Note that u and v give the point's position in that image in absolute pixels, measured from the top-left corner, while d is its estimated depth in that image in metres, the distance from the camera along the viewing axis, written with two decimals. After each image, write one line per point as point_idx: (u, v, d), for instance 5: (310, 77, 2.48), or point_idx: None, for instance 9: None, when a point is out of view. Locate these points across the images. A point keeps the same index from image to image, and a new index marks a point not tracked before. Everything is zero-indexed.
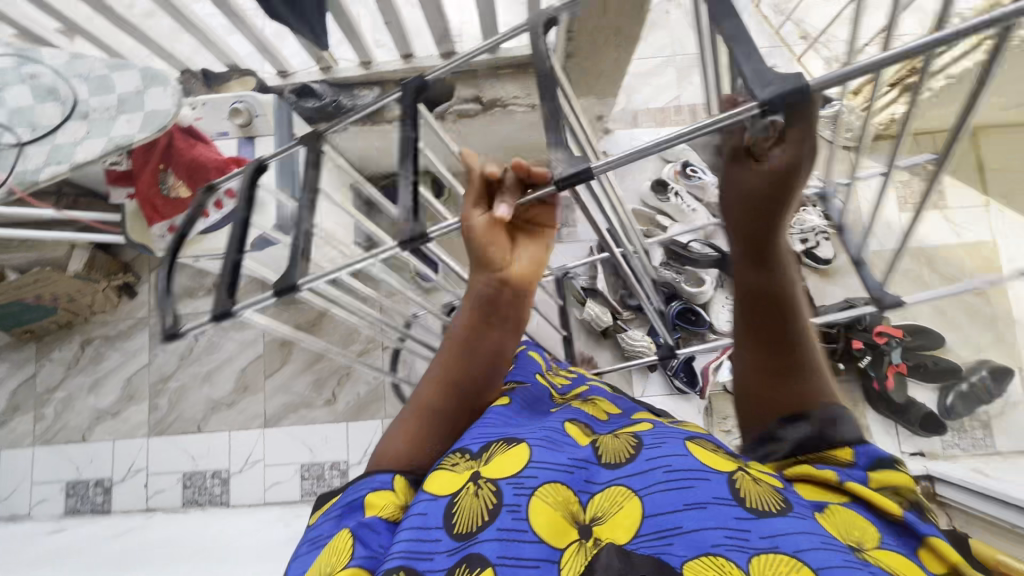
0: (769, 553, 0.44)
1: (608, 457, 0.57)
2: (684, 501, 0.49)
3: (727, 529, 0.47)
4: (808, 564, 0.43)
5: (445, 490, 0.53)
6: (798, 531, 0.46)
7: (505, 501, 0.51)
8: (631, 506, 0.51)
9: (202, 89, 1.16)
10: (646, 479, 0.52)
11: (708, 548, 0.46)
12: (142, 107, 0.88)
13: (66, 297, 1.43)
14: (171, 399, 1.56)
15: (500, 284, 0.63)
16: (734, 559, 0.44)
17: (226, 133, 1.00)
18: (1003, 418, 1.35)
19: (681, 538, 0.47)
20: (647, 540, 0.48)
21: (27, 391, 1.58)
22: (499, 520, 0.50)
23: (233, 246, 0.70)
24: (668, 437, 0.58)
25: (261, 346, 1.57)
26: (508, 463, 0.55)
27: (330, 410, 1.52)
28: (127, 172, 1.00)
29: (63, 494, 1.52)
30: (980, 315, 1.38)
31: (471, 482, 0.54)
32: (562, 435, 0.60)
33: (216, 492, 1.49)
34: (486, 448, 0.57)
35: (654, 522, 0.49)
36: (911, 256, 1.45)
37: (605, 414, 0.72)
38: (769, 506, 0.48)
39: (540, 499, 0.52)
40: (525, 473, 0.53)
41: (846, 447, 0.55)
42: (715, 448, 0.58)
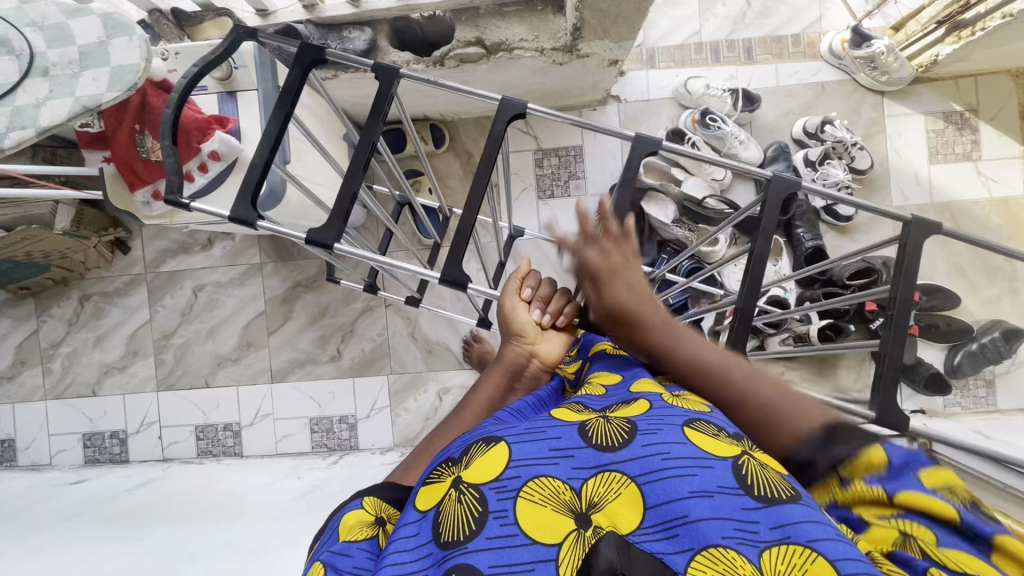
0: (780, 545, 0.39)
1: (599, 440, 0.47)
2: (688, 488, 0.42)
3: (734, 521, 0.40)
4: (823, 555, 0.37)
5: (433, 502, 0.46)
6: (809, 519, 0.40)
7: (490, 506, 0.43)
8: (630, 494, 0.43)
9: (175, 32, 1.04)
10: (644, 466, 0.44)
11: (715, 540, 0.39)
12: (106, 62, 0.79)
13: (58, 254, 1.38)
14: (176, 353, 1.56)
15: (530, 356, 0.65)
16: (745, 553, 0.38)
17: (205, 87, 0.91)
18: (1007, 376, 1.38)
19: (687, 529, 0.40)
20: (652, 533, 0.41)
21: (32, 346, 1.57)
22: (486, 528, 0.42)
23: (267, 145, 0.60)
24: (665, 421, 0.48)
25: (262, 303, 1.53)
26: (492, 462, 0.46)
27: (335, 365, 1.52)
28: (100, 135, 0.91)
29: (81, 444, 1.56)
30: (998, 274, 1.39)
31: (453, 489, 0.46)
32: (543, 419, 0.50)
33: (228, 443, 1.54)
34: (466, 450, 0.49)
35: (657, 512, 0.42)
36: (935, 212, 1.40)
37: (603, 386, 0.58)
38: (778, 492, 0.42)
39: (526, 498, 0.44)
40: (507, 475, 0.45)
41: (876, 446, 0.48)
42: (717, 431, 0.47)
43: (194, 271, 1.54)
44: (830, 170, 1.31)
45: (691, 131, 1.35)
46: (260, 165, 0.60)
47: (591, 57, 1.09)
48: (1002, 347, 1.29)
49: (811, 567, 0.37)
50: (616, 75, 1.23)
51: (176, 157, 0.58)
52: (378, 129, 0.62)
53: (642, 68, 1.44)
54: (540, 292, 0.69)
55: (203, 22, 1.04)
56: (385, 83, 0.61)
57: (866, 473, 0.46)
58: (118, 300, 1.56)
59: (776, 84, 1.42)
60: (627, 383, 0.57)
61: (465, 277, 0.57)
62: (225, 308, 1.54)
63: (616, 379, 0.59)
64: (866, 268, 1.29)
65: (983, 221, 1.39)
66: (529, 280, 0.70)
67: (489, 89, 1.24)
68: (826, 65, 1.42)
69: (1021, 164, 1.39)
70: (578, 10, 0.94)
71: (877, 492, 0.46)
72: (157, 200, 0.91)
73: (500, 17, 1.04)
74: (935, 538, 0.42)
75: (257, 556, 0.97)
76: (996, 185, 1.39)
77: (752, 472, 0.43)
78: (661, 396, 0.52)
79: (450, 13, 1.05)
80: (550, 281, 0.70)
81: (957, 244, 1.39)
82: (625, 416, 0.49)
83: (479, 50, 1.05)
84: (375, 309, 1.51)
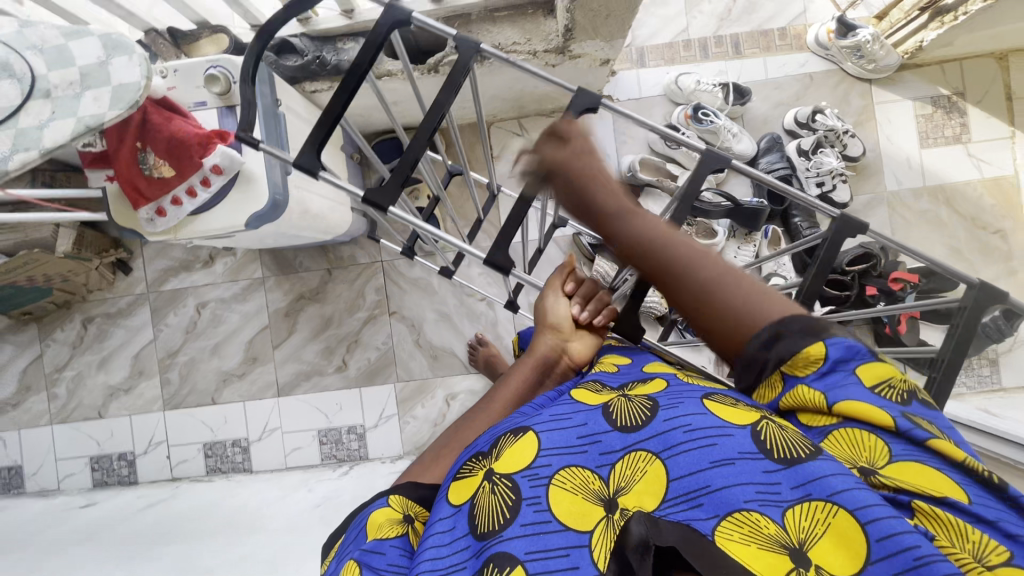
0: (803, 502, 0.38)
1: (623, 421, 0.47)
2: (709, 458, 0.42)
3: (756, 484, 0.40)
4: (844, 507, 0.37)
5: (465, 495, 0.47)
6: (832, 472, 0.38)
7: (523, 495, 0.44)
8: (655, 471, 0.43)
9: (172, 51, 1.05)
10: (668, 441, 0.44)
11: (739, 504, 0.39)
12: (109, 81, 0.80)
13: (60, 277, 1.39)
14: (182, 372, 1.55)
15: (562, 352, 0.66)
16: (768, 513, 0.38)
17: (205, 103, 0.92)
18: (1009, 354, 1.38)
19: (711, 498, 0.40)
20: (677, 504, 0.41)
21: (36, 372, 1.57)
22: (520, 515, 0.43)
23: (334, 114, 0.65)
24: (685, 396, 0.48)
25: (266, 317, 1.54)
26: (522, 451, 0.46)
27: (341, 376, 1.52)
28: (102, 154, 0.91)
29: (89, 468, 1.56)
30: (996, 254, 1.40)
31: (485, 481, 0.46)
32: (568, 406, 0.51)
33: (237, 460, 1.53)
34: (495, 443, 0.49)
35: (682, 484, 0.41)
36: (929, 195, 1.41)
37: (614, 366, 0.59)
38: (799, 451, 0.40)
39: (558, 486, 0.44)
40: (539, 462, 0.45)
41: (817, 342, 0.44)
42: (736, 401, 0.47)
43: (197, 288, 1.55)
44: (823, 158, 1.33)
45: (684, 126, 1.37)
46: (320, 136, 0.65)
47: (583, 57, 1.11)
48: (1004, 325, 1.26)
49: (833, 521, 0.37)
50: (607, 74, 1.24)
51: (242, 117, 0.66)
52: (450, 102, 0.65)
53: (632, 68, 1.46)
54: (583, 288, 0.68)
55: (199, 39, 1.05)
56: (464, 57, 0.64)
57: (807, 390, 0.44)
58: (121, 321, 1.55)
59: (764, 77, 1.44)
60: (638, 364, 0.59)
61: (508, 265, 0.60)
62: (229, 323, 1.54)
63: (626, 361, 0.61)
64: (864, 254, 1.30)
65: (977, 201, 1.41)
66: (574, 275, 0.69)
67: (484, 94, 1.25)
68: (813, 56, 1.44)
69: (1011, 145, 1.40)
70: (569, 11, 0.96)
71: (819, 401, 0.44)
72: (161, 217, 0.92)
73: (492, 22, 1.06)
74: (886, 451, 0.42)
75: (274, 570, 0.97)
76: (987, 166, 1.41)
77: (771, 434, 0.41)
78: (677, 376, 0.53)
79: (443, 21, 1.06)
80: (596, 279, 0.69)
81: (952, 226, 1.41)
82: (646, 394, 0.49)
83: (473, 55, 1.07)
84: (380, 318, 1.52)
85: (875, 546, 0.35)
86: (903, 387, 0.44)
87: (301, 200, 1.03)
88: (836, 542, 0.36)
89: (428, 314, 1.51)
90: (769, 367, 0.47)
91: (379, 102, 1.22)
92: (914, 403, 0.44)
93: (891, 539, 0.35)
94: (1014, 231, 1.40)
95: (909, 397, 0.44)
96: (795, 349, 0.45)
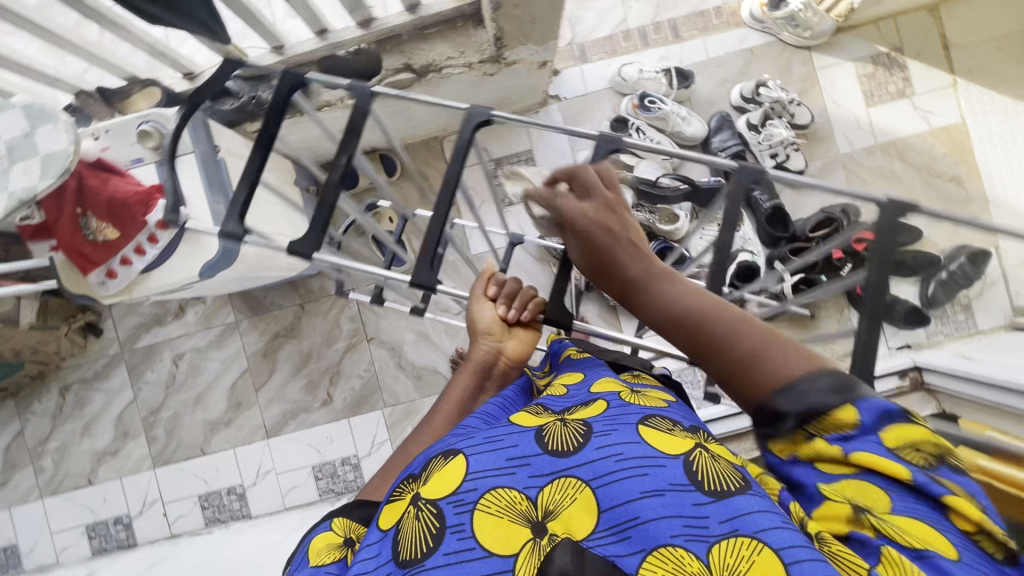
0: (729, 537, 0.39)
1: (555, 446, 0.47)
2: (639, 489, 0.42)
3: (684, 518, 0.40)
4: (769, 545, 0.38)
5: (392, 520, 0.46)
6: (759, 509, 0.40)
7: (447, 522, 0.43)
8: (585, 499, 0.43)
9: (106, 111, 1.04)
10: (598, 469, 0.44)
11: (665, 539, 0.40)
12: (35, 152, 0.78)
13: (30, 349, 1.36)
14: (167, 428, 1.53)
15: (497, 354, 0.66)
16: (694, 549, 0.39)
17: (141, 159, 0.91)
18: (982, 298, 1.39)
19: (638, 531, 0.41)
20: (606, 536, 0.42)
21: (20, 447, 1.54)
22: (443, 544, 0.42)
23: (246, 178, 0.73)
24: (620, 421, 0.48)
25: (245, 361, 1.52)
26: (450, 475, 0.46)
27: (328, 410, 1.51)
28: (43, 225, 0.90)
29: (86, 536, 1.53)
30: (956, 201, 1.42)
31: (412, 506, 0.45)
32: (502, 428, 0.50)
33: (235, 507, 1.51)
34: (426, 467, 0.49)
35: (612, 515, 0.42)
36: (882, 151, 1.43)
37: (565, 388, 0.59)
38: (729, 485, 0.42)
39: (483, 511, 0.43)
40: (464, 488, 0.45)
41: (848, 404, 0.43)
42: (671, 426, 0.49)
43: (171, 341, 1.53)
44: (773, 130, 1.34)
45: (633, 116, 1.38)
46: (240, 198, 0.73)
47: (520, 63, 1.11)
48: (970, 271, 1.32)
49: (758, 558, 0.37)
50: (549, 76, 1.25)
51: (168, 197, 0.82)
52: (352, 149, 0.70)
53: (575, 64, 1.47)
54: (506, 288, 0.69)
55: (131, 95, 1.04)
56: (359, 102, 0.70)
57: (826, 442, 0.44)
58: (99, 385, 1.54)
59: (706, 57, 1.46)
60: (587, 383, 0.58)
61: (432, 280, 0.65)
62: (209, 372, 1.53)
63: (577, 379, 0.61)
64: (827, 219, 1.32)
65: (929, 152, 1.42)
66: (494, 279, 0.71)
67: (429, 111, 1.25)
68: (751, 30, 1.45)
69: (955, 93, 1.42)
70: (495, 20, 0.96)
71: (837, 452, 0.43)
72: (113, 279, 0.91)
73: (424, 40, 1.05)
74: (889, 504, 0.42)
75: None
76: (935, 116, 1.42)
77: (701, 466, 0.44)
78: (620, 396, 0.53)
79: (374, 44, 1.05)
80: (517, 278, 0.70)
81: (908, 178, 1.43)
82: (582, 418, 0.49)
83: (409, 75, 1.08)
84: (359, 345, 1.51)
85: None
86: (932, 451, 0.44)
87: (253, 242, 1.02)
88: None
89: (407, 335, 1.51)
90: (791, 426, 0.44)
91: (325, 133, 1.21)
92: (941, 469, 0.43)
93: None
94: (969, 176, 1.42)
95: (935, 462, 0.44)
96: (823, 401, 0.43)
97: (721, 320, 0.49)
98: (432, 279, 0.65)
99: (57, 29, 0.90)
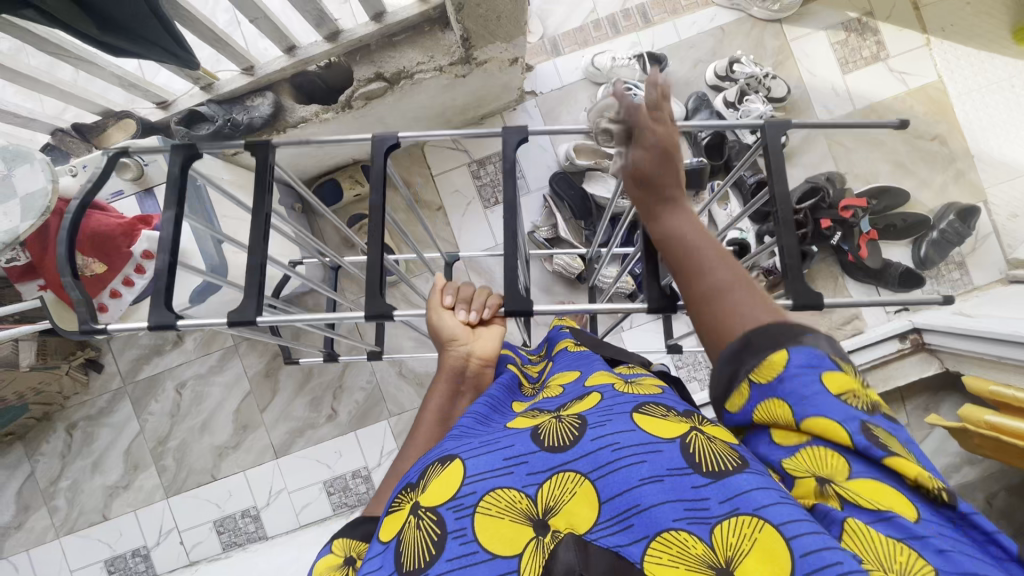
0: (731, 517, 0.38)
1: (550, 441, 0.46)
2: (638, 476, 0.42)
3: (684, 501, 0.40)
4: (770, 521, 0.37)
5: (393, 531, 0.45)
6: (757, 486, 0.39)
7: (449, 528, 0.42)
8: (585, 492, 0.43)
9: (83, 148, 1.05)
10: (596, 461, 0.43)
11: (668, 523, 0.39)
12: (13, 193, 0.79)
13: (32, 391, 1.37)
14: (176, 456, 1.54)
15: (468, 356, 0.66)
16: (696, 532, 0.38)
17: (121, 192, 0.93)
18: (975, 254, 1.39)
19: (640, 518, 0.40)
20: (609, 527, 0.41)
21: (32, 489, 1.55)
22: (446, 549, 0.41)
23: (165, 250, 0.66)
24: (615, 410, 0.48)
25: (247, 383, 1.53)
26: (447, 481, 0.45)
27: (334, 424, 1.52)
28: (28, 266, 0.91)
29: (105, 572, 1.53)
30: (940, 159, 1.42)
31: (412, 515, 0.45)
32: (498, 431, 0.50)
33: (251, 529, 1.51)
34: (423, 474, 0.48)
35: (613, 505, 0.41)
36: (862, 117, 1.43)
37: (561, 387, 0.58)
38: (725, 465, 0.42)
39: (484, 511, 0.43)
40: (463, 492, 0.44)
41: (781, 350, 0.44)
42: (666, 411, 0.48)
43: (172, 370, 1.54)
44: (751, 105, 1.33)
45: None
46: (165, 271, 0.65)
47: (491, 62, 1.11)
48: (961, 227, 1.32)
49: (760, 536, 0.37)
50: (521, 72, 1.25)
51: (80, 290, 0.62)
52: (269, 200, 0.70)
53: (548, 59, 1.47)
54: (462, 295, 0.71)
55: (106, 129, 1.05)
56: (261, 161, 0.71)
57: (774, 404, 0.44)
58: (105, 420, 1.54)
59: (677, 39, 1.46)
60: (583, 378, 0.58)
61: (388, 308, 0.65)
62: (212, 398, 1.53)
63: (573, 377, 0.60)
64: (812, 189, 1.31)
65: (909, 113, 1.42)
66: (448, 289, 0.72)
67: (405, 118, 1.26)
68: (720, 8, 1.45)
69: (929, 52, 1.42)
70: (459, 22, 0.96)
71: (788, 414, 0.43)
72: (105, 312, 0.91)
73: (393, 48, 1.06)
74: (846, 468, 0.41)
75: None
76: (911, 77, 1.42)
77: (697, 447, 0.43)
78: (614, 386, 0.53)
79: (344, 57, 1.06)
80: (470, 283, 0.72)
81: (890, 142, 1.43)
82: (577, 412, 0.49)
83: (381, 84, 1.06)
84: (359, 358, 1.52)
85: (799, 561, 0.35)
86: (866, 398, 0.44)
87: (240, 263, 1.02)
88: (763, 558, 0.36)
89: (405, 342, 1.51)
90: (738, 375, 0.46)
91: (304, 149, 1.22)
92: (878, 417, 0.43)
93: (816, 554, 0.34)
94: (951, 134, 1.41)
95: (873, 409, 0.43)
96: (758, 358, 0.45)
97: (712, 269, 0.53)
98: (384, 306, 0.65)
99: (28, 71, 0.90)
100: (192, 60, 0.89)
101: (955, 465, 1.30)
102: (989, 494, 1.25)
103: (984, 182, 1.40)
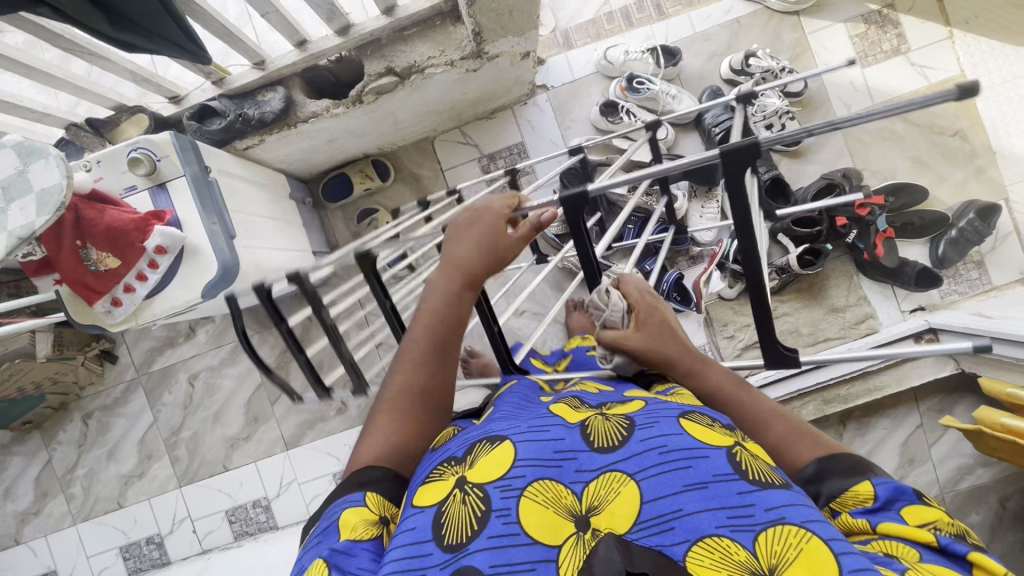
0: (776, 526, 0.38)
1: (600, 441, 0.45)
2: (683, 481, 0.41)
3: (729, 510, 0.39)
4: (816, 535, 0.37)
5: (433, 498, 0.44)
6: (800, 503, 0.40)
7: (493, 505, 0.42)
8: (631, 493, 0.41)
9: (97, 143, 1.05)
10: (643, 462, 0.43)
11: (710, 530, 0.38)
12: (30, 189, 0.80)
13: (49, 381, 1.39)
14: (189, 446, 1.56)
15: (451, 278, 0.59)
16: (740, 540, 0.38)
17: (134, 187, 0.92)
18: (995, 253, 1.36)
19: (682, 522, 0.39)
20: (648, 527, 0.40)
21: (50, 476, 1.58)
22: (488, 527, 0.41)
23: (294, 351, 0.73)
24: (661, 414, 0.47)
25: (258, 375, 1.55)
26: (496, 462, 0.44)
27: (343, 417, 1.53)
28: (45, 261, 0.92)
29: (121, 557, 1.56)
30: (961, 155, 1.39)
31: (457, 488, 0.44)
32: (544, 418, 0.49)
33: (262, 519, 1.53)
34: (469, 449, 0.47)
35: (657, 505, 0.40)
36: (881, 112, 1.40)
37: (596, 391, 0.59)
38: (769, 479, 0.42)
39: (531, 498, 0.42)
40: (512, 473, 0.43)
41: (862, 479, 0.45)
42: (711, 422, 0.47)
43: (185, 361, 1.56)
44: (767, 100, 1.32)
45: (622, 99, 1.36)
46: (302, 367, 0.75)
47: (502, 56, 1.10)
48: (981, 225, 1.28)
49: (806, 546, 0.37)
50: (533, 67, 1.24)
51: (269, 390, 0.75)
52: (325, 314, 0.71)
53: (559, 52, 1.45)
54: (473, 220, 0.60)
55: (119, 123, 1.05)
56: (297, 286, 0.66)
57: (847, 517, 0.44)
58: (119, 410, 1.57)
59: (691, 32, 1.43)
60: (619, 390, 0.58)
61: None
62: (224, 389, 1.55)
63: (608, 388, 0.60)
64: (828, 186, 1.28)
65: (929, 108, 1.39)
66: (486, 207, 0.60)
67: (414, 113, 1.25)
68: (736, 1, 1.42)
69: (952, 44, 1.38)
70: (470, 16, 0.96)
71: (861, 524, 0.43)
72: (119, 306, 0.92)
73: (403, 42, 1.05)
74: (918, 557, 0.40)
75: None
76: (932, 71, 1.38)
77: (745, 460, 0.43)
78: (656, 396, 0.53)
79: (354, 51, 1.06)
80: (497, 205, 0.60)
81: (909, 137, 1.40)
82: (624, 413, 0.48)
83: (391, 79, 1.05)
84: (369, 351, 1.54)
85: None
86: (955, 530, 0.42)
87: (251, 258, 1.03)
88: (808, 567, 0.36)
89: None
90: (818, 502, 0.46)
91: (315, 143, 1.21)
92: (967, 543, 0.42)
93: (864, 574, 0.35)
94: (973, 130, 1.38)
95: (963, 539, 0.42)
96: (840, 486, 0.45)
97: (756, 409, 0.54)
98: None
99: (43, 66, 0.90)
100: (206, 56, 0.87)
101: (969, 467, 1.29)
102: (1002, 497, 1.27)
103: (1005, 179, 1.37)
